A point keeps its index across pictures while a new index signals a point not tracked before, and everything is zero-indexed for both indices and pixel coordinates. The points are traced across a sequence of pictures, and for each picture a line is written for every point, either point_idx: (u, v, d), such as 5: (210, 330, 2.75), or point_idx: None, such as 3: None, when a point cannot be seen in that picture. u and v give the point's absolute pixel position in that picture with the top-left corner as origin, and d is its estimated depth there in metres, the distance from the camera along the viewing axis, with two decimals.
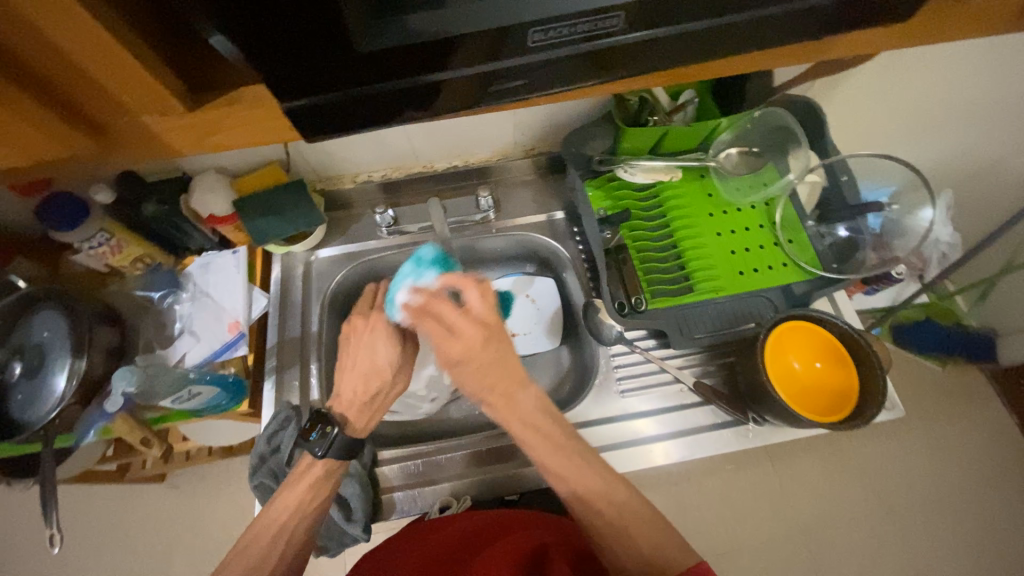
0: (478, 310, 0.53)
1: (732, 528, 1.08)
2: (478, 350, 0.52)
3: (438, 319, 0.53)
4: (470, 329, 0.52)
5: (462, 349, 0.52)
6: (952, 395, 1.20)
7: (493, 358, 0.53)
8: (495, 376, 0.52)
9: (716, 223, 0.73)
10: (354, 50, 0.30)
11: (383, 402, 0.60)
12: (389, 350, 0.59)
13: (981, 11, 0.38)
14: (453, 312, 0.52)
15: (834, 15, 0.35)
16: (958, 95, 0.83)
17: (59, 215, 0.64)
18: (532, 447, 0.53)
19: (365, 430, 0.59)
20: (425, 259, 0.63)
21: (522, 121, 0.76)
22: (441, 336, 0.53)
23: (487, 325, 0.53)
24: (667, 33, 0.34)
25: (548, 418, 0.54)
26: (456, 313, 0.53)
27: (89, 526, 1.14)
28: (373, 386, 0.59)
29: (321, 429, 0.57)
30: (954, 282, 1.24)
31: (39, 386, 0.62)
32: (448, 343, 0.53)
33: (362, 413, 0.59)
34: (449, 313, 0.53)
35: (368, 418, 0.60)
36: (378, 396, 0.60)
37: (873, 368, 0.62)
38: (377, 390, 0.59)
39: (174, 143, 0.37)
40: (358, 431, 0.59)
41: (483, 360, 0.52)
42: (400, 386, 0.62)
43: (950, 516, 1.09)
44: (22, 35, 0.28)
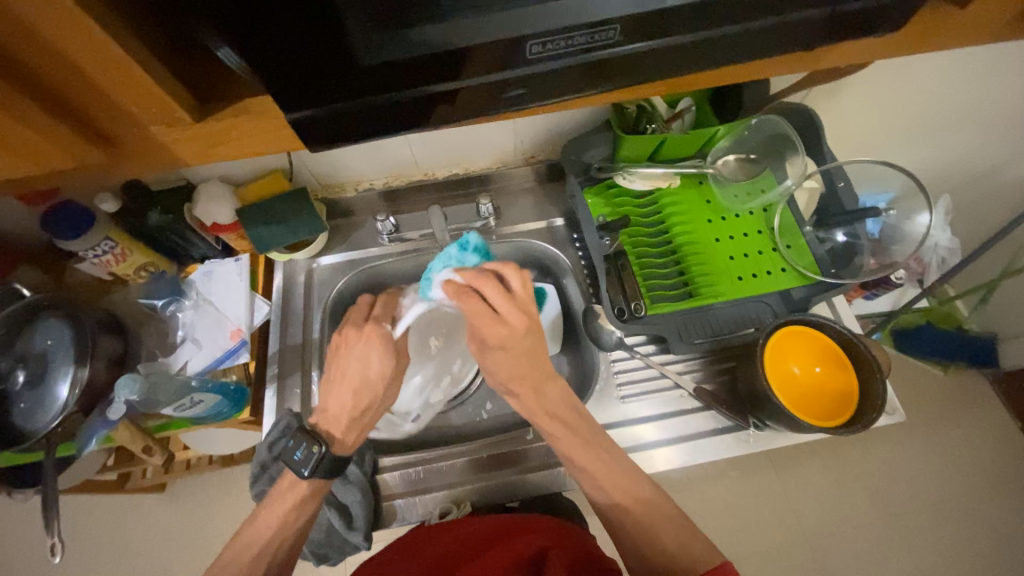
0: (522, 299, 0.51)
1: (734, 536, 1.07)
2: (522, 337, 0.51)
3: (482, 301, 0.51)
4: (515, 317, 0.50)
5: (506, 335, 0.50)
6: (954, 400, 1.20)
7: (534, 350, 0.52)
8: (532, 368, 0.53)
9: (714, 229, 0.74)
10: (357, 62, 0.31)
11: (371, 415, 0.60)
12: (381, 362, 0.58)
13: (971, 20, 0.39)
14: (500, 295, 0.50)
15: (827, 26, 0.36)
16: (954, 102, 0.84)
17: (65, 224, 0.65)
18: (555, 436, 0.55)
19: (352, 446, 0.59)
20: (469, 246, 0.58)
21: (522, 129, 0.77)
22: (484, 318, 0.50)
23: (531, 316, 0.51)
24: (664, 44, 0.34)
25: (574, 412, 0.55)
26: (502, 297, 0.50)
27: (87, 536, 1.13)
28: (363, 401, 0.58)
29: (307, 446, 0.56)
30: (954, 287, 1.24)
31: (43, 395, 0.62)
32: (489, 326, 0.51)
33: (351, 428, 0.59)
34: (495, 297, 0.50)
35: (356, 434, 0.59)
36: (368, 410, 0.59)
37: (873, 372, 0.62)
38: (368, 405, 0.59)
39: (181, 152, 0.37)
40: (346, 445, 0.58)
41: (524, 350, 0.52)
42: (390, 400, 0.61)
43: (955, 522, 1.08)
44: (35, 49, 0.28)
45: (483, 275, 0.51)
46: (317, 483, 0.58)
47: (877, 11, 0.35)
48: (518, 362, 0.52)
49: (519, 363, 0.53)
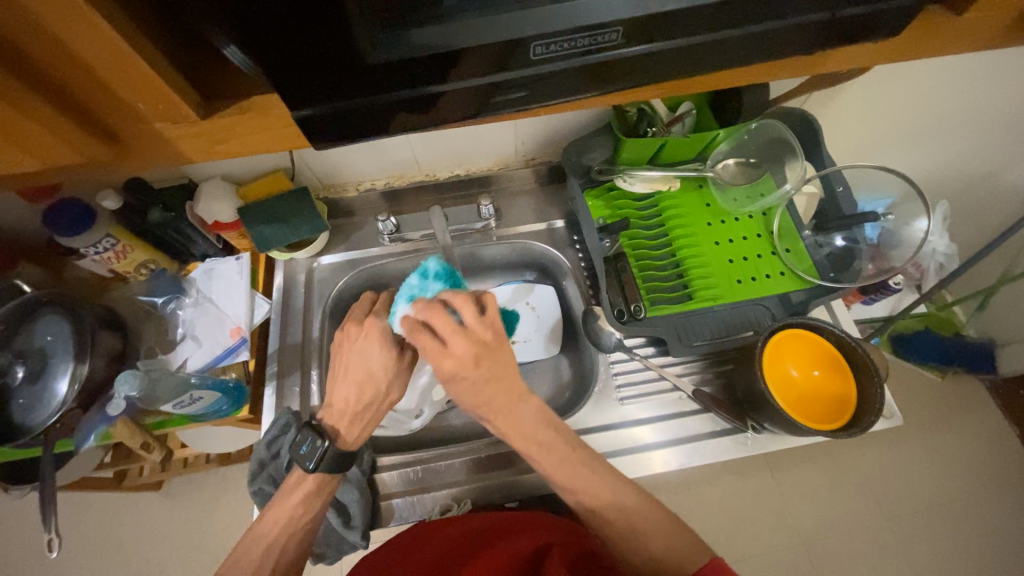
0: (474, 327, 0.50)
1: (732, 540, 1.07)
2: (476, 366, 0.50)
3: (432, 333, 0.50)
4: (466, 345, 0.49)
5: (457, 365, 0.49)
6: (951, 405, 1.20)
7: (493, 376, 0.51)
8: (498, 392, 0.51)
9: (713, 232, 0.74)
10: (364, 61, 0.31)
11: (373, 411, 0.59)
12: (383, 356, 0.58)
13: (969, 27, 0.40)
14: (449, 326, 0.49)
15: (826, 31, 0.36)
16: (951, 108, 0.84)
17: (66, 220, 0.65)
18: (539, 451, 0.53)
19: (354, 443, 0.59)
20: (431, 273, 0.62)
21: (523, 131, 0.77)
22: (434, 352, 0.49)
23: (483, 341, 0.50)
24: (662, 48, 0.35)
25: (549, 432, 0.53)
26: (454, 327, 0.50)
27: (83, 534, 1.13)
28: (365, 395, 0.58)
29: (312, 441, 0.57)
30: (951, 293, 1.24)
31: (41, 391, 0.62)
32: (440, 359, 0.50)
33: (353, 424, 0.59)
34: (444, 327, 0.49)
35: (360, 431, 0.59)
36: (372, 404, 0.59)
37: (871, 377, 0.62)
38: (371, 399, 0.58)
39: (185, 149, 0.38)
40: (348, 440, 0.58)
41: (484, 374, 0.50)
42: (394, 396, 0.60)
43: (953, 528, 1.08)
44: (44, 43, 0.29)
45: (432, 306, 0.50)
46: (323, 477, 0.58)
47: (875, 17, 0.35)
48: (481, 388, 0.51)
49: (481, 389, 0.51)
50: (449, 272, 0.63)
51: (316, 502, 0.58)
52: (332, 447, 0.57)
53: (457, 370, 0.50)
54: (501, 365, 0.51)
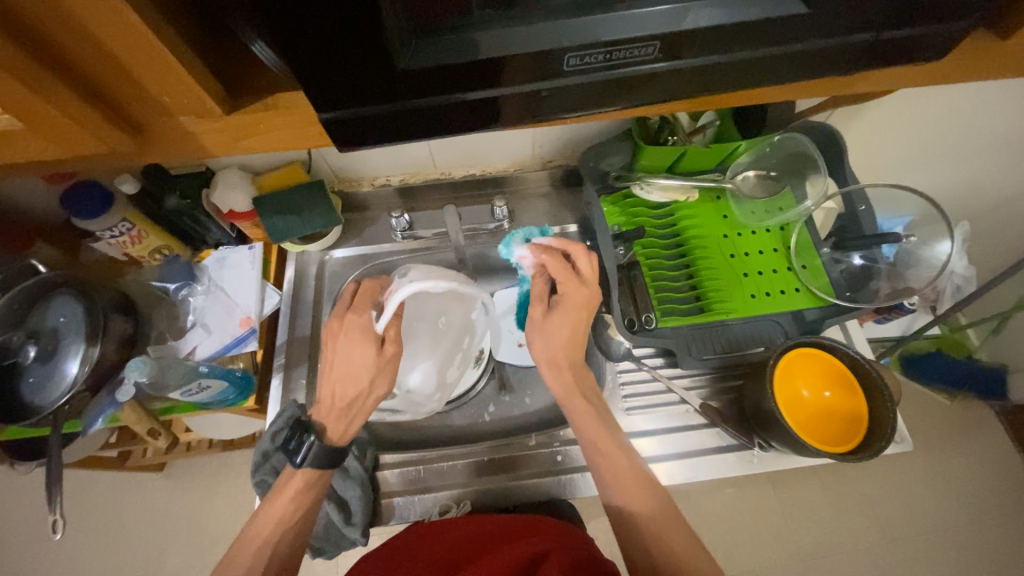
0: (587, 276, 0.61)
1: (730, 554, 1.06)
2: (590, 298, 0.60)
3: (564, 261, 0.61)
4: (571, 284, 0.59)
5: (583, 292, 0.59)
6: (960, 430, 1.18)
7: (577, 320, 0.60)
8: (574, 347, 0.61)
9: (729, 245, 0.73)
10: (394, 66, 0.31)
11: (361, 406, 0.58)
12: (368, 354, 0.56)
13: (1014, 53, 0.38)
14: (589, 264, 0.61)
15: (865, 54, 0.35)
16: (980, 131, 0.83)
17: (83, 203, 0.65)
18: None
19: (342, 439, 0.58)
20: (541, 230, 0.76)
21: (542, 134, 0.76)
22: (563, 272, 0.60)
23: (588, 287, 0.60)
24: (695, 64, 0.34)
25: (596, 392, 0.62)
26: (585, 265, 0.61)
27: (85, 511, 1.14)
28: (350, 391, 0.57)
29: (300, 437, 0.58)
30: (966, 316, 1.22)
31: (52, 371, 0.63)
32: (566, 280, 0.60)
33: (340, 421, 0.58)
34: (580, 262, 0.60)
35: (346, 426, 0.59)
36: (358, 401, 0.58)
37: (883, 399, 0.60)
38: (356, 396, 0.58)
39: (206, 143, 0.38)
40: (336, 435, 0.58)
41: (588, 311, 0.61)
42: (382, 389, 0.58)
43: (955, 555, 1.07)
44: (75, 36, 0.29)
45: (575, 243, 0.61)
46: (310, 474, 0.58)
47: (918, 39, 0.34)
48: (567, 333, 0.60)
49: (564, 328, 0.60)
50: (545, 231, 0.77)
51: (306, 497, 0.58)
52: (319, 443, 0.57)
53: (569, 301, 0.59)
54: (586, 318, 0.61)
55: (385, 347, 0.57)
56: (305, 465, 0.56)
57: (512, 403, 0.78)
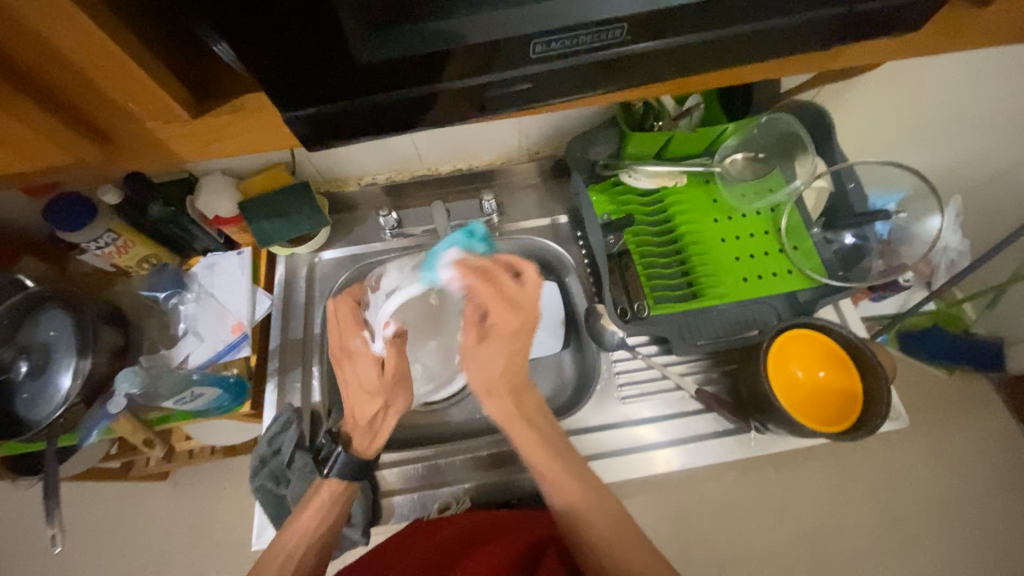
0: (525, 297, 0.52)
1: (735, 536, 1.07)
2: (527, 328, 0.53)
3: (496, 289, 0.51)
4: (502, 315, 0.51)
5: (518, 324, 0.52)
6: (959, 404, 1.19)
7: (511, 348, 0.54)
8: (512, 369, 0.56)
9: (720, 229, 0.73)
10: (353, 60, 0.30)
11: (381, 422, 0.59)
12: (373, 377, 0.56)
13: (995, 21, 0.38)
14: (524, 282, 0.51)
15: (840, 27, 0.35)
16: (968, 102, 0.82)
17: (65, 215, 0.65)
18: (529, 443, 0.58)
19: (370, 452, 0.59)
20: (477, 235, 0.53)
21: (527, 125, 0.76)
22: (500, 307, 0.51)
23: (521, 313, 0.51)
24: (668, 44, 0.33)
25: (544, 420, 0.61)
26: (514, 285, 0.51)
27: (91, 522, 1.14)
28: (367, 411, 0.58)
29: (331, 447, 0.60)
30: (962, 290, 1.22)
31: (43, 385, 0.62)
32: (499, 311, 0.51)
33: (365, 435, 0.59)
34: (509, 286, 0.51)
35: (371, 441, 0.59)
36: (377, 418, 0.58)
37: (876, 377, 0.60)
38: (374, 414, 0.58)
39: (177, 149, 0.37)
40: (362, 451, 0.59)
41: (525, 338, 0.54)
42: (399, 403, 0.59)
43: (957, 527, 1.08)
44: (29, 45, 0.28)
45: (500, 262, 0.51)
46: (337, 487, 0.59)
47: (893, 12, 0.34)
48: (499, 360, 0.55)
49: (499, 356, 0.55)
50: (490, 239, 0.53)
51: (331, 511, 0.59)
52: (346, 455, 0.58)
53: (499, 332, 0.52)
54: (523, 342, 0.54)
55: (387, 367, 0.56)
56: (332, 477, 0.58)
57: None
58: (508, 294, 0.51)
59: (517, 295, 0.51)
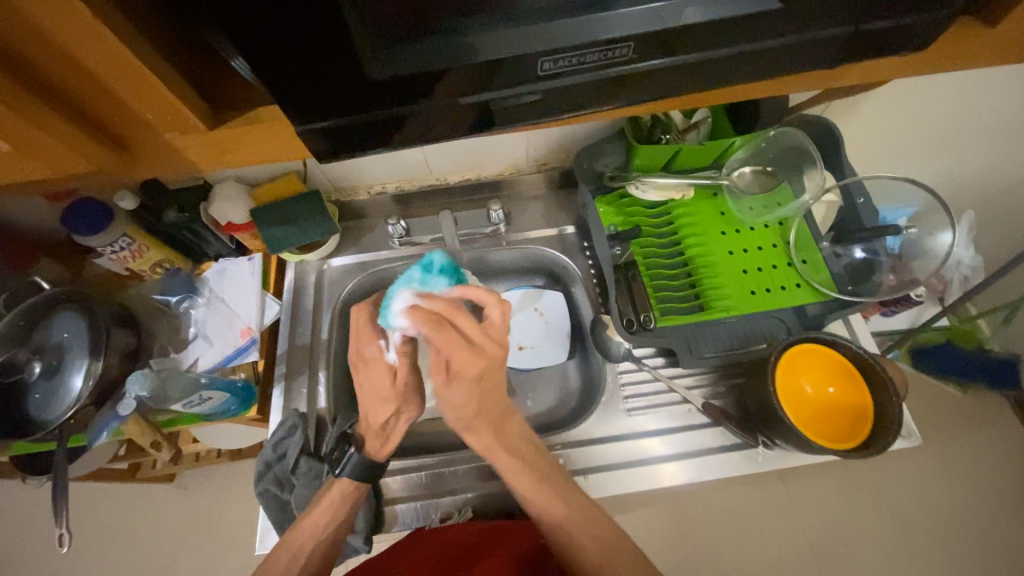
0: (484, 337, 0.51)
1: (741, 554, 1.04)
2: (495, 369, 0.52)
3: (454, 331, 0.50)
4: (467, 360, 0.50)
5: (484, 366, 0.51)
6: (974, 422, 1.16)
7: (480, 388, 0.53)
8: (484, 403, 0.55)
9: (728, 241, 0.73)
10: (366, 77, 0.31)
11: (394, 426, 0.61)
12: (385, 386, 0.58)
13: (1006, 39, 0.38)
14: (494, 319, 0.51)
15: (847, 45, 0.35)
16: (981, 118, 0.81)
17: (83, 220, 0.66)
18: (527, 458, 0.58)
19: (380, 455, 0.60)
20: (433, 266, 0.58)
21: (536, 137, 0.76)
22: (461, 352, 0.50)
23: (486, 354, 0.51)
24: (675, 62, 0.34)
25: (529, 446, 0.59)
26: (472, 327, 0.50)
27: (97, 523, 1.15)
28: (380, 417, 0.59)
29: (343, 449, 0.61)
30: (976, 306, 1.20)
31: (57, 385, 0.63)
32: (463, 357, 0.50)
33: (377, 439, 0.60)
34: (468, 326, 0.50)
35: (382, 444, 0.61)
36: (389, 423, 0.60)
37: (888, 395, 0.59)
38: (386, 420, 0.59)
39: (194, 158, 0.38)
40: (375, 454, 0.60)
41: (491, 378, 0.53)
42: (410, 409, 0.61)
43: (972, 550, 1.05)
44: (55, 58, 0.29)
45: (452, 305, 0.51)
46: (350, 485, 0.59)
47: (902, 30, 0.34)
48: (467, 399, 0.54)
49: (468, 396, 0.53)
50: (453, 267, 0.59)
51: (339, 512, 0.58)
52: (359, 455, 0.59)
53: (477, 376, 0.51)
54: (490, 383, 0.53)
55: (398, 377, 0.58)
56: (344, 478, 0.58)
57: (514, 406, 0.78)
58: (475, 335, 0.50)
59: (489, 333, 0.51)
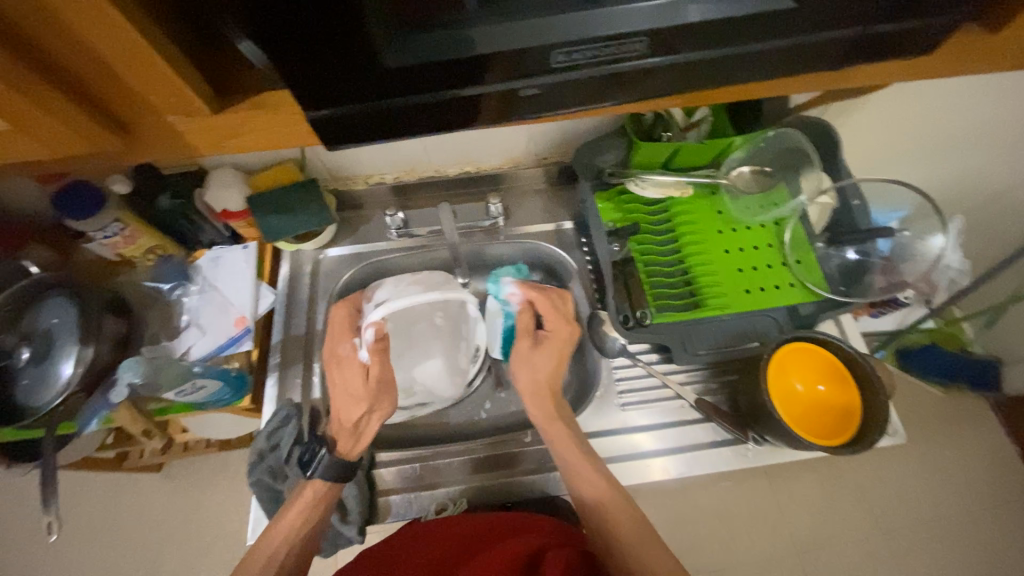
0: (565, 311, 0.69)
1: (727, 547, 1.07)
2: (572, 340, 0.68)
3: (549, 301, 0.68)
4: (558, 322, 0.68)
5: (569, 333, 0.67)
6: (955, 422, 1.19)
7: (562, 354, 0.67)
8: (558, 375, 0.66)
9: (724, 240, 0.74)
10: (379, 65, 0.31)
11: (365, 425, 0.60)
12: (359, 383, 0.60)
13: (1004, 47, 0.38)
14: (568, 303, 0.69)
15: (854, 47, 0.35)
16: (974, 124, 0.83)
17: (74, 203, 0.65)
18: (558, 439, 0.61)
19: (350, 455, 0.59)
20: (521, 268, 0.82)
21: (536, 131, 0.76)
22: (552, 315, 0.68)
23: (571, 326, 0.68)
24: (686, 58, 0.34)
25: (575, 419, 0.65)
26: (563, 302, 0.69)
27: (83, 512, 1.14)
28: (351, 415, 0.59)
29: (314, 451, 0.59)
30: (961, 309, 1.23)
31: (46, 372, 0.62)
32: (555, 320, 0.68)
33: (350, 438, 0.60)
34: (560, 299, 0.68)
35: (355, 444, 0.60)
36: (362, 422, 0.60)
37: (874, 392, 0.61)
38: (358, 419, 0.60)
39: (196, 143, 0.37)
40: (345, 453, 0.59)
41: (569, 350, 0.68)
42: (382, 410, 0.60)
43: (950, 546, 1.08)
44: (55, 34, 0.28)
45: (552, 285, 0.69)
46: (322, 488, 0.59)
47: (908, 34, 0.34)
48: (551, 368, 0.66)
49: (548, 364, 0.66)
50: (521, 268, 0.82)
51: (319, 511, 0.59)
52: (330, 456, 0.58)
53: (554, 337, 0.67)
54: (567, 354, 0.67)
55: (370, 375, 0.59)
56: (316, 480, 0.58)
57: (509, 399, 0.79)
58: (562, 310, 0.68)
59: (567, 311, 0.69)
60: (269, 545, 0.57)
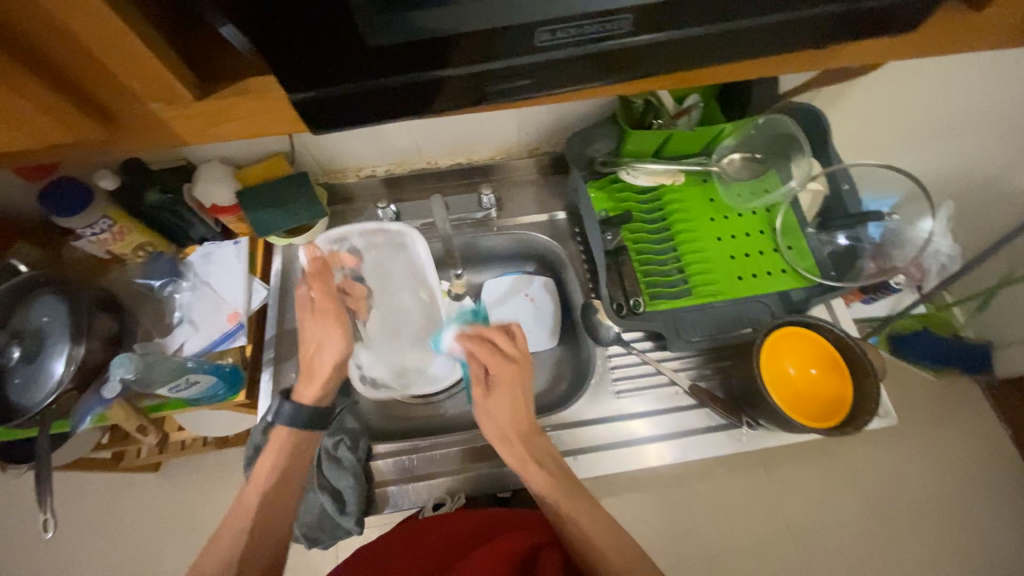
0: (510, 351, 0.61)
1: (724, 533, 1.08)
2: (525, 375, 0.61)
3: (487, 343, 0.62)
4: (500, 363, 0.61)
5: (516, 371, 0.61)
6: (947, 406, 1.21)
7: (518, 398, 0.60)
8: (523, 417, 0.60)
9: (716, 228, 0.74)
10: (362, 44, 0.31)
11: (321, 363, 0.60)
12: (309, 318, 0.63)
13: (986, 25, 0.39)
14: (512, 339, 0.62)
15: (842, 22, 0.35)
16: (963, 108, 0.83)
17: (62, 200, 0.64)
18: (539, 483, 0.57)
19: (309, 399, 0.60)
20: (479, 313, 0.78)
21: (527, 120, 0.76)
22: (493, 360, 0.61)
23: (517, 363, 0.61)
24: (673, 37, 0.34)
25: (556, 463, 0.60)
26: (507, 342, 0.62)
27: (80, 514, 1.14)
28: (309, 355, 0.61)
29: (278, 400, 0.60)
30: (952, 294, 1.24)
31: (38, 371, 0.62)
32: (498, 364, 0.61)
33: (309, 382, 0.60)
34: (503, 341, 0.62)
35: (314, 389, 0.60)
36: (318, 361, 0.61)
37: (867, 376, 0.62)
38: (312, 360, 0.61)
39: (180, 131, 0.37)
40: (306, 397, 0.60)
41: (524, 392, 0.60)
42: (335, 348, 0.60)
43: (943, 527, 1.10)
44: (29, 16, 0.28)
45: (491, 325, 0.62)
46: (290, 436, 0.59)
47: (893, 9, 0.34)
48: (512, 405, 0.60)
49: (506, 406, 0.60)
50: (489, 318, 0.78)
51: None
52: (295, 402, 0.59)
53: (500, 379, 0.60)
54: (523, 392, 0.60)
55: (313, 311, 0.62)
56: (280, 427, 0.58)
57: None
58: (504, 348, 0.61)
59: (508, 350, 0.61)
60: (249, 498, 0.57)
